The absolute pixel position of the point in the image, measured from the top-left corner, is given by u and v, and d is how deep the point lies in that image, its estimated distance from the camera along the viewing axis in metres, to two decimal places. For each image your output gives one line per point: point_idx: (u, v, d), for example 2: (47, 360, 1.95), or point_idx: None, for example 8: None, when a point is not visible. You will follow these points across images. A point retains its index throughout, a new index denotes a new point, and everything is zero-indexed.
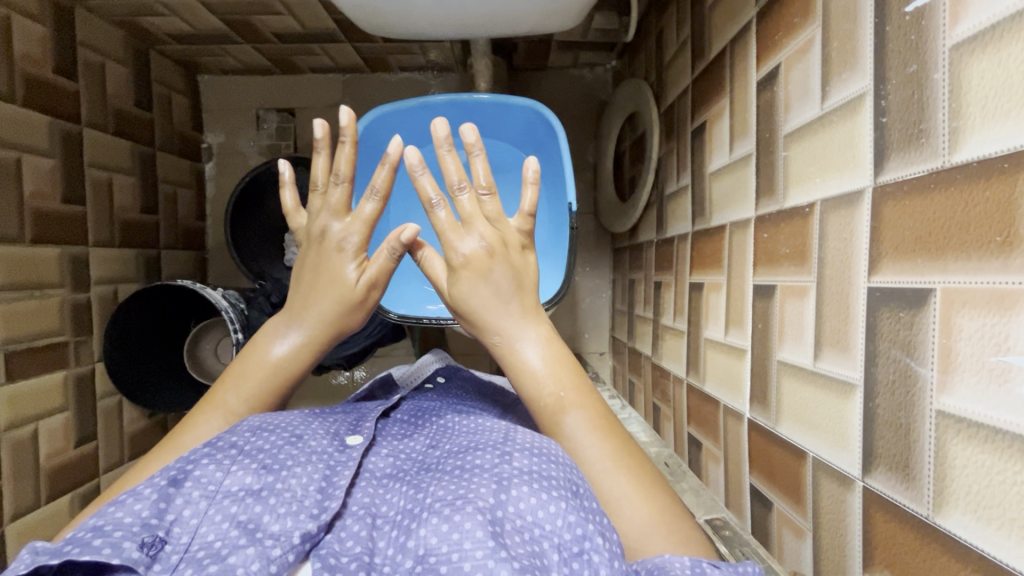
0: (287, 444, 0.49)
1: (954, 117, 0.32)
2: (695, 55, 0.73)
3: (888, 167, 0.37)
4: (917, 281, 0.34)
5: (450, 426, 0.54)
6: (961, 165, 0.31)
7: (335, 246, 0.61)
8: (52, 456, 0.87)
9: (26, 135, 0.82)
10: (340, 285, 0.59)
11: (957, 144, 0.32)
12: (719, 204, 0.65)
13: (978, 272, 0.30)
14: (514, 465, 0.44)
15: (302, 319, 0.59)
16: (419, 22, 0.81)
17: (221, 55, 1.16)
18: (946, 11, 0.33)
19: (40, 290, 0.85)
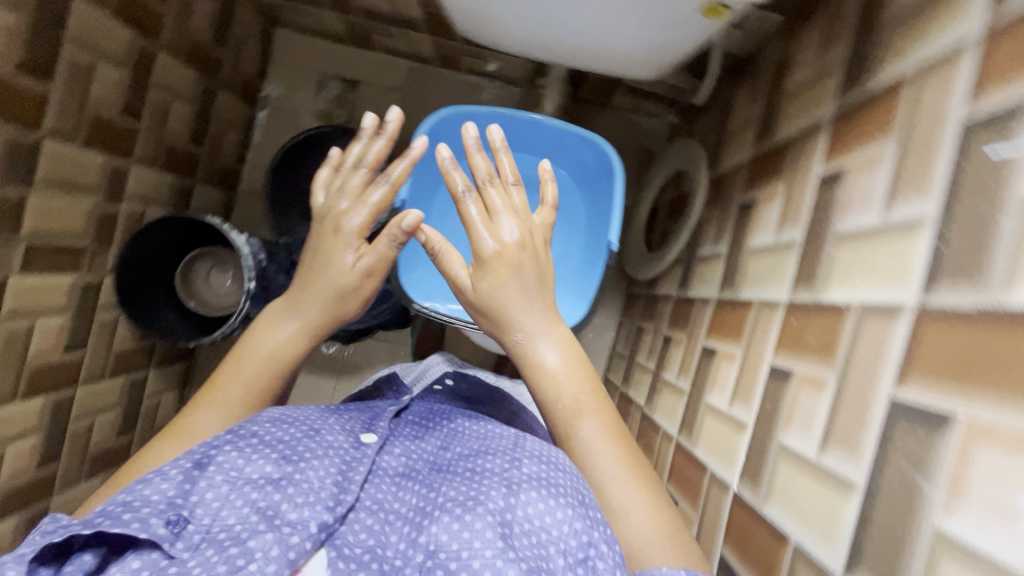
0: (305, 437, 0.49)
1: (1013, 263, 0.34)
2: (760, 134, 0.76)
3: (937, 290, 0.39)
4: (943, 405, 0.36)
5: (461, 432, 0.57)
6: (1011, 308, 0.33)
7: (338, 229, 0.65)
8: (40, 354, 0.86)
9: (105, 42, 0.83)
10: (339, 268, 0.63)
11: (1011, 289, 0.34)
12: (752, 280, 0.67)
13: (1006, 410, 0.32)
14: (522, 471, 0.48)
15: (301, 309, 0.61)
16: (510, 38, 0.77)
17: (305, 15, 1.19)
18: None
19: (76, 192, 0.85)
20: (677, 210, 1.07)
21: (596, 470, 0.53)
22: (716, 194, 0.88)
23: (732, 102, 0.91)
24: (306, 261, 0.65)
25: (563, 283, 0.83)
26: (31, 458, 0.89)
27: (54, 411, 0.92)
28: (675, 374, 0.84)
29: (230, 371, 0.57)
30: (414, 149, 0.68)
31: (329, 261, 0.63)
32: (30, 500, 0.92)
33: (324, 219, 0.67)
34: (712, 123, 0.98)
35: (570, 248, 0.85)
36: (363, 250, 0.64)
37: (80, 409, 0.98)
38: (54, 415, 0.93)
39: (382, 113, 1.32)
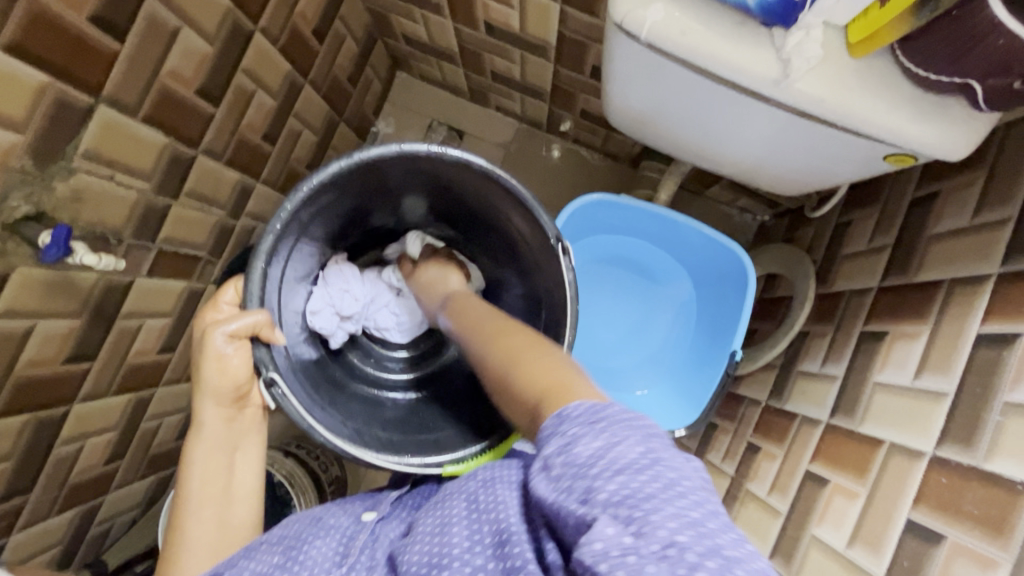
0: (310, 528, 0.61)
1: (992, 445, 0.51)
2: (893, 267, 0.75)
3: (996, 460, 0.50)
4: (937, 529, 0.52)
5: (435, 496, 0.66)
6: (993, 470, 0.50)
7: (215, 351, 0.66)
8: (138, 355, 0.88)
9: (268, 73, 0.89)
10: (216, 362, 0.67)
11: (991, 457, 0.51)
12: (877, 416, 0.66)
13: (980, 538, 0.49)
14: (478, 478, 0.51)
15: (211, 398, 0.67)
16: (655, 135, 0.75)
17: (431, 66, 1.26)
18: (1012, 376, 0.52)
19: (208, 205, 0.89)
20: (768, 312, 1.07)
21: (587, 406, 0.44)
22: (825, 312, 0.87)
23: (850, 222, 0.91)
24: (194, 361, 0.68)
25: (678, 382, 0.83)
26: (102, 454, 0.90)
27: (133, 410, 0.93)
28: (763, 490, 0.82)
29: (188, 514, 0.64)
30: (227, 293, 0.72)
31: (203, 367, 0.67)
32: (88, 495, 0.91)
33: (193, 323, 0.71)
34: (822, 236, 0.98)
35: (681, 348, 0.85)
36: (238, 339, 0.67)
37: (155, 410, 0.99)
38: (133, 413, 0.93)
39: None
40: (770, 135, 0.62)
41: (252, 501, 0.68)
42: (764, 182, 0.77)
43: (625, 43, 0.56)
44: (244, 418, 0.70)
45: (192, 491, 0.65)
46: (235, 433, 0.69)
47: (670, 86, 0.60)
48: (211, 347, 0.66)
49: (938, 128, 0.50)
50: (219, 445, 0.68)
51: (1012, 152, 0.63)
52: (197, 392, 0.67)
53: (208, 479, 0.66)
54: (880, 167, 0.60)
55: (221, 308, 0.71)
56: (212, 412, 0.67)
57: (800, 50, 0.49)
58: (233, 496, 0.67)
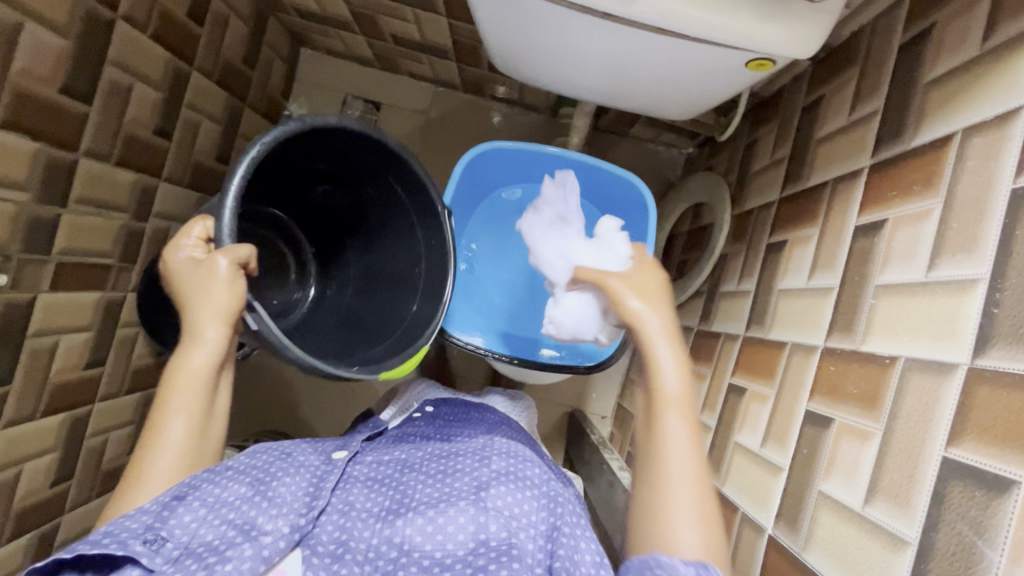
0: (279, 460, 0.65)
1: (869, 327, 0.54)
2: (790, 176, 0.77)
3: (872, 340, 0.53)
4: (827, 413, 0.55)
5: (424, 447, 0.73)
6: (870, 351, 0.53)
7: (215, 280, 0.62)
8: (62, 372, 0.86)
9: (144, 63, 0.85)
10: (219, 296, 0.62)
11: (867, 339, 0.53)
12: (782, 321, 0.69)
13: (860, 415, 0.52)
14: (492, 468, 0.67)
15: (211, 323, 0.62)
16: (539, 74, 0.74)
17: (332, 38, 1.22)
18: (880, 262, 0.54)
19: (107, 210, 0.86)
20: (695, 242, 1.09)
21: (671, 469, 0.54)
22: (740, 232, 0.89)
23: (755, 140, 0.92)
24: (191, 281, 0.62)
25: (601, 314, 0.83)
26: (46, 476, 0.89)
27: (71, 430, 0.92)
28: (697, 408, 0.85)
29: (165, 433, 0.60)
30: (200, 228, 0.66)
31: (203, 292, 0.62)
32: (41, 518, 0.90)
33: (172, 249, 0.64)
34: (733, 159, 0.99)
35: None
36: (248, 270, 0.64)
37: (97, 426, 0.97)
38: (71, 432, 0.92)
39: (406, 137, 1.34)
40: (641, 57, 0.62)
41: (225, 417, 0.66)
42: (666, 108, 0.76)
43: None
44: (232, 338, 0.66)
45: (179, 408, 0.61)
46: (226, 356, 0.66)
47: (529, 15, 0.59)
48: (216, 278, 0.61)
49: (785, 25, 0.51)
50: (206, 379, 0.63)
51: (880, 45, 0.64)
52: (190, 316, 0.62)
53: (191, 407, 0.62)
54: (749, 76, 0.62)
55: (191, 241, 0.65)
56: (210, 348, 0.63)
57: None
58: (213, 411, 0.64)
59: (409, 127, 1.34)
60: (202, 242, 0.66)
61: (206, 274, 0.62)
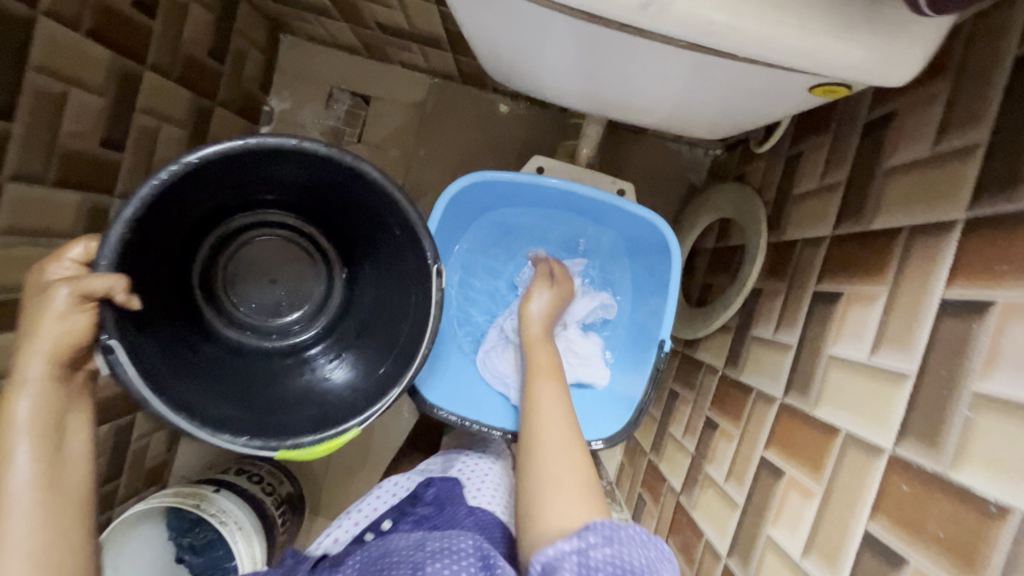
0: None
1: (960, 449, 0.41)
2: (847, 209, 0.63)
3: (964, 468, 0.40)
4: (899, 550, 0.44)
5: (369, 550, 0.60)
6: (961, 484, 0.40)
7: (48, 311, 0.49)
8: None
9: (80, 66, 0.73)
10: (55, 326, 0.49)
11: (957, 465, 0.41)
12: (832, 397, 0.56)
13: (947, 569, 0.40)
14: (428, 551, 0.53)
15: (41, 357, 0.49)
16: (532, 66, 0.59)
17: (313, 24, 1.08)
18: (979, 362, 0.41)
19: (47, 238, 0.75)
20: (722, 264, 0.96)
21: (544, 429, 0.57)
22: (779, 265, 0.76)
23: (802, 153, 0.77)
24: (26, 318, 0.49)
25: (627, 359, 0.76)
26: None
27: None
28: (721, 475, 0.73)
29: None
30: (78, 251, 0.52)
31: (32, 328, 0.49)
32: None
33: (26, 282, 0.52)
34: (774, 173, 0.85)
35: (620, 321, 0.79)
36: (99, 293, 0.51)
37: None
38: None
39: (398, 135, 1.20)
40: (669, 66, 0.49)
41: (93, 473, 0.51)
42: (693, 118, 0.63)
43: None
44: (75, 388, 0.52)
45: (15, 502, 0.46)
46: (75, 401, 0.52)
47: (518, 1, 0.45)
48: (48, 307, 0.49)
49: (874, 46, 0.37)
50: (54, 429, 0.49)
51: (982, 55, 0.49)
52: (25, 357, 0.49)
53: (32, 476, 0.47)
54: (806, 98, 0.48)
55: (64, 266, 0.52)
56: (45, 398, 0.49)
57: None
58: (66, 471, 0.50)
59: (402, 123, 1.20)
60: (79, 266, 0.52)
61: (40, 305, 0.49)
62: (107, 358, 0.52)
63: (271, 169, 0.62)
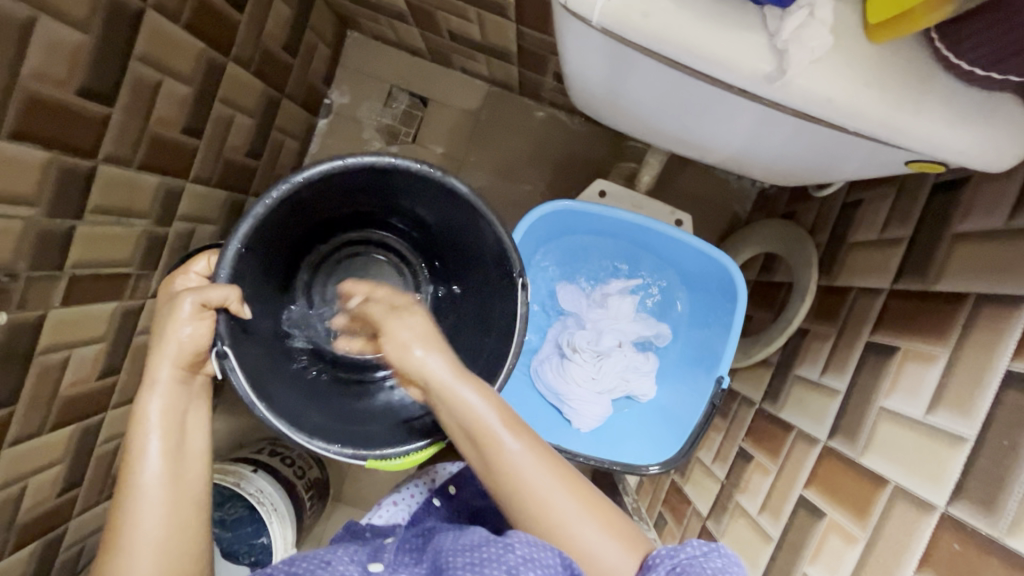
0: (318, 569, 0.53)
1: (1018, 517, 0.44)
2: (908, 265, 0.65)
3: (1020, 535, 0.44)
4: None
5: (450, 539, 0.57)
6: (1016, 550, 0.43)
7: (175, 320, 0.61)
8: (73, 385, 0.81)
9: (176, 57, 0.75)
10: (177, 336, 0.61)
11: (1013, 532, 0.44)
12: (881, 446, 0.59)
13: None
14: (516, 554, 0.50)
15: (168, 358, 0.60)
16: (623, 119, 0.65)
17: (383, 25, 1.10)
18: None
19: (127, 217, 0.79)
20: (764, 298, 0.98)
21: (528, 487, 0.55)
22: (828, 309, 0.78)
23: (861, 202, 0.79)
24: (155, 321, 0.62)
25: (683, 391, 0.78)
26: (54, 487, 0.85)
27: (82, 439, 0.87)
28: (754, 506, 0.75)
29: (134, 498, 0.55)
30: (200, 265, 0.66)
31: (163, 332, 0.61)
32: (48, 527, 0.87)
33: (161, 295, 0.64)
34: (828, 215, 0.86)
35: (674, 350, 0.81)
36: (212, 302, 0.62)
37: (109, 433, 0.93)
38: (82, 441, 0.88)
39: (451, 139, 1.23)
40: (764, 130, 0.54)
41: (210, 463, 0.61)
42: (768, 171, 0.68)
43: (574, 28, 0.46)
44: (194, 390, 0.62)
45: (149, 489, 0.56)
46: (192, 398, 0.61)
47: (630, 74, 0.51)
48: (175, 311, 0.61)
49: (974, 133, 0.42)
50: (177, 424, 0.59)
51: None
52: (154, 356, 0.60)
53: (165, 459, 0.57)
54: (899, 167, 0.52)
55: (190, 278, 0.65)
56: (169, 397, 0.60)
57: (801, 35, 0.39)
58: (185, 455, 0.59)
59: (456, 127, 1.22)
60: (203, 278, 0.66)
61: (170, 310, 0.62)
62: (221, 363, 0.63)
63: (371, 184, 0.73)
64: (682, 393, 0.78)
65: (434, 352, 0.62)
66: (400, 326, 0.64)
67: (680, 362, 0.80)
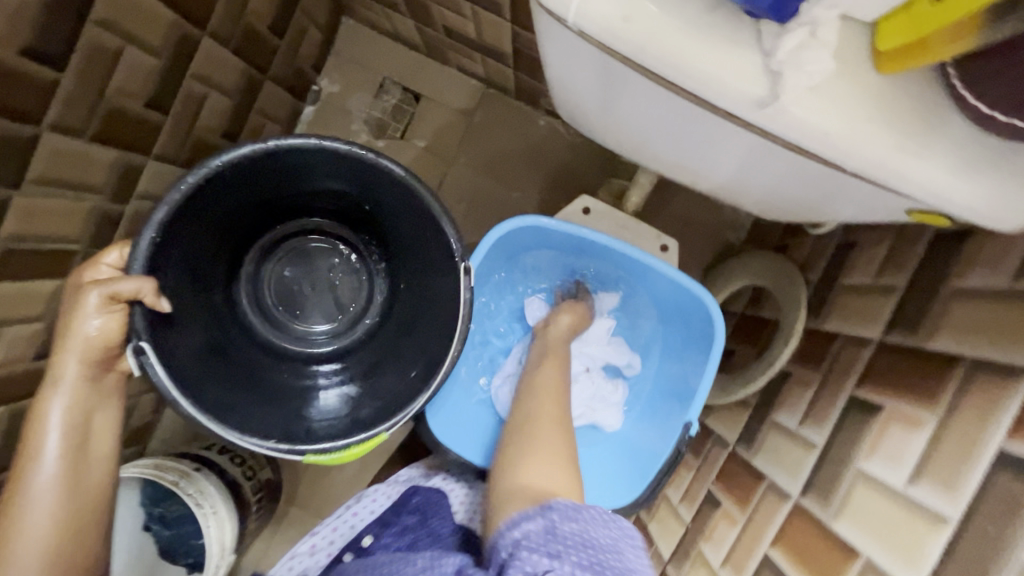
0: None
1: None
2: (900, 317, 0.60)
3: None
4: None
5: (372, 574, 0.54)
6: None
7: (76, 323, 0.56)
8: (3, 366, 0.75)
9: (143, 26, 0.70)
10: (81, 338, 0.56)
11: None
12: (854, 513, 0.54)
13: None
14: None
15: (71, 359, 0.57)
16: (610, 135, 0.61)
17: (379, 14, 1.06)
18: None
19: (75, 192, 0.73)
20: (749, 334, 0.93)
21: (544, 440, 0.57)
22: (813, 354, 0.73)
23: (856, 244, 0.75)
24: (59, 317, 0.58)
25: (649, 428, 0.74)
26: None
27: (11, 423, 0.82)
28: (717, 559, 0.70)
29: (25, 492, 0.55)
30: (114, 256, 0.61)
31: (66, 329, 0.56)
32: None
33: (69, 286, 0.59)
34: (822, 254, 0.82)
35: (644, 385, 0.77)
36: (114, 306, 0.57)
37: None
38: (11, 425, 0.82)
39: (442, 138, 1.18)
40: (751, 159, 0.49)
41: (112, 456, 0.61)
42: (761, 205, 0.63)
43: (550, 28, 0.41)
44: (105, 388, 0.60)
45: (43, 487, 0.55)
46: (98, 397, 0.59)
47: (607, 85, 0.47)
48: (77, 313, 0.56)
49: (987, 187, 0.37)
50: (76, 424, 0.58)
51: None
52: (59, 350, 0.57)
53: (63, 459, 0.57)
54: (900, 215, 0.47)
55: (101, 270, 0.59)
56: (75, 399, 0.57)
57: (801, 58, 0.34)
58: (88, 450, 0.59)
59: (448, 127, 1.18)
60: (115, 271, 0.60)
61: (73, 306, 0.57)
62: (138, 359, 0.58)
63: (323, 171, 0.70)
64: (654, 430, 0.73)
65: (568, 318, 0.73)
66: (561, 320, 0.72)
67: (649, 399, 0.76)
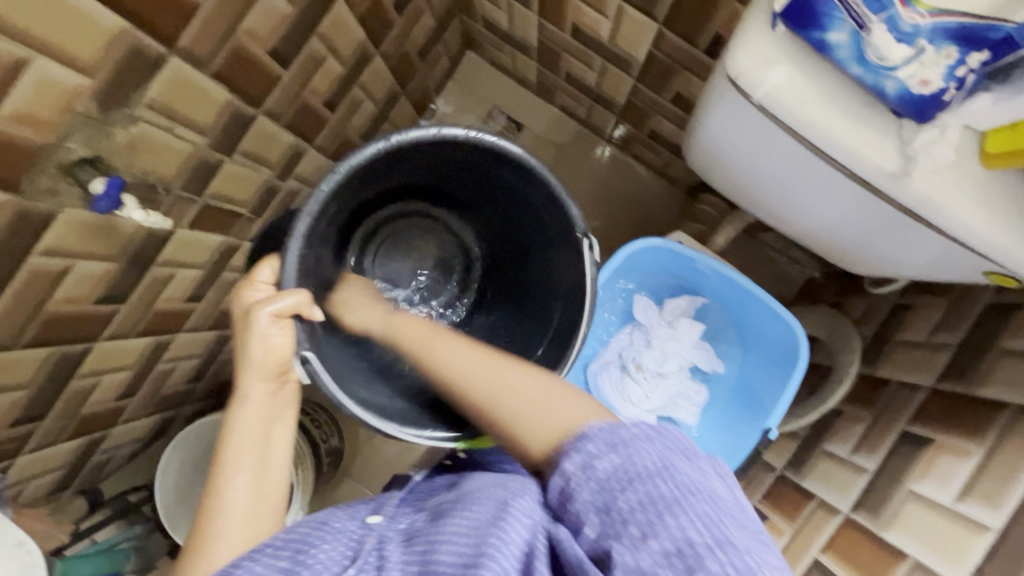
0: (314, 530, 0.49)
1: None
2: (952, 369, 0.71)
3: None
4: None
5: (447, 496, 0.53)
6: None
7: (261, 329, 0.63)
8: (167, 301, 0.86)
9: (343, 42, 0.86)
10: (273, 352, 0.63)
11: None
12: (904, 524, 0.64)
13: None
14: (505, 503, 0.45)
15: (258, 371, 0.62)
16: (732, 189, 0.74)
17: (504, 53, 1.22)
18: None
19: (258, 165, 0.86)
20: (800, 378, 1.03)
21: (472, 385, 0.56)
22: (866, 396, 0.84)
23: (911, 307, 0.86)
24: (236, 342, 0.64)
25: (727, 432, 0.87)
26: (117, 391, 0.89)
27: (152, 354, 0.91)
28: None
29: (213, 517, 0.52)
30: (265, 274, 0.68)
31: (246, 348, 0.62)
32: (95, 427, 0.91)
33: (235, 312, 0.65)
34: (876, 313, 0.93)
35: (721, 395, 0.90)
36: (283, 318, 0.64)
37: (174, 353, 0.96)
38: (151, 356, 0.91)
39: None
40: (859, 219, 0.63)
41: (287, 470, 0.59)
42: (846, 262, 0.76)
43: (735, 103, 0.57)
44: (286, 397, 0.63)
45: (231, 506, 0.53)
46: (279, 408, 0.62)
47: (767, 144, 0.59)
48: (257, 327, 0.63)
49: None
50: (257, 443, 0.58)
51: None
52: (243, 367, 0.62)
53: (255, 472, 0.56)
54: (978, 279, 0.60)
55: (257, 288, 0.67)
56: (265, 399, 0.61)
57: (927, 148, 0.51)
58: (270, 455, 0.58)
59: (544, 157, 1.32)
60: (270, 286, 0.67)
61: (252, 328, 0.63)
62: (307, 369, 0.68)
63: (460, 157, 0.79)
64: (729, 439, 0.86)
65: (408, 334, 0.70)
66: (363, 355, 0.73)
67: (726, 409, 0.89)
